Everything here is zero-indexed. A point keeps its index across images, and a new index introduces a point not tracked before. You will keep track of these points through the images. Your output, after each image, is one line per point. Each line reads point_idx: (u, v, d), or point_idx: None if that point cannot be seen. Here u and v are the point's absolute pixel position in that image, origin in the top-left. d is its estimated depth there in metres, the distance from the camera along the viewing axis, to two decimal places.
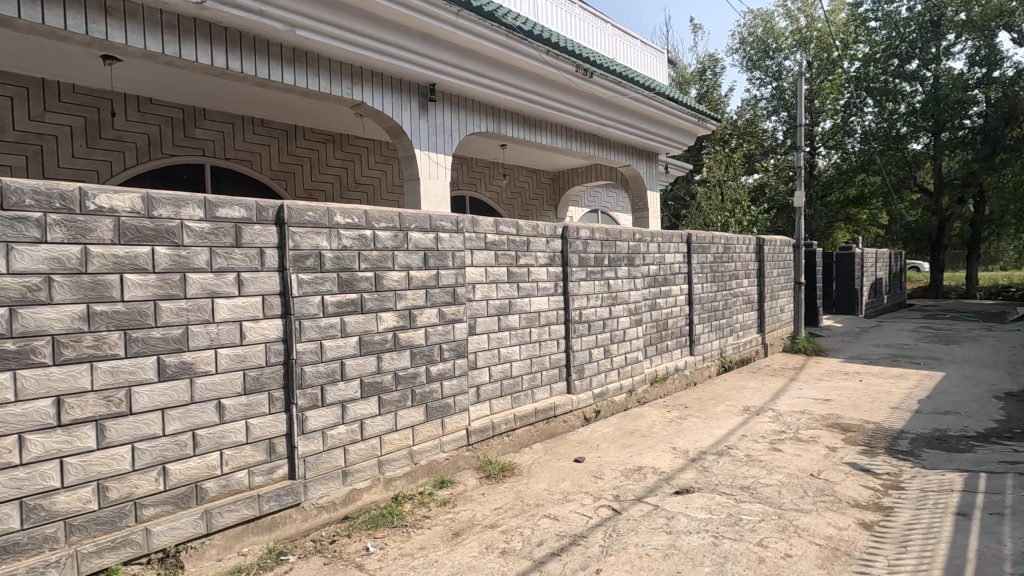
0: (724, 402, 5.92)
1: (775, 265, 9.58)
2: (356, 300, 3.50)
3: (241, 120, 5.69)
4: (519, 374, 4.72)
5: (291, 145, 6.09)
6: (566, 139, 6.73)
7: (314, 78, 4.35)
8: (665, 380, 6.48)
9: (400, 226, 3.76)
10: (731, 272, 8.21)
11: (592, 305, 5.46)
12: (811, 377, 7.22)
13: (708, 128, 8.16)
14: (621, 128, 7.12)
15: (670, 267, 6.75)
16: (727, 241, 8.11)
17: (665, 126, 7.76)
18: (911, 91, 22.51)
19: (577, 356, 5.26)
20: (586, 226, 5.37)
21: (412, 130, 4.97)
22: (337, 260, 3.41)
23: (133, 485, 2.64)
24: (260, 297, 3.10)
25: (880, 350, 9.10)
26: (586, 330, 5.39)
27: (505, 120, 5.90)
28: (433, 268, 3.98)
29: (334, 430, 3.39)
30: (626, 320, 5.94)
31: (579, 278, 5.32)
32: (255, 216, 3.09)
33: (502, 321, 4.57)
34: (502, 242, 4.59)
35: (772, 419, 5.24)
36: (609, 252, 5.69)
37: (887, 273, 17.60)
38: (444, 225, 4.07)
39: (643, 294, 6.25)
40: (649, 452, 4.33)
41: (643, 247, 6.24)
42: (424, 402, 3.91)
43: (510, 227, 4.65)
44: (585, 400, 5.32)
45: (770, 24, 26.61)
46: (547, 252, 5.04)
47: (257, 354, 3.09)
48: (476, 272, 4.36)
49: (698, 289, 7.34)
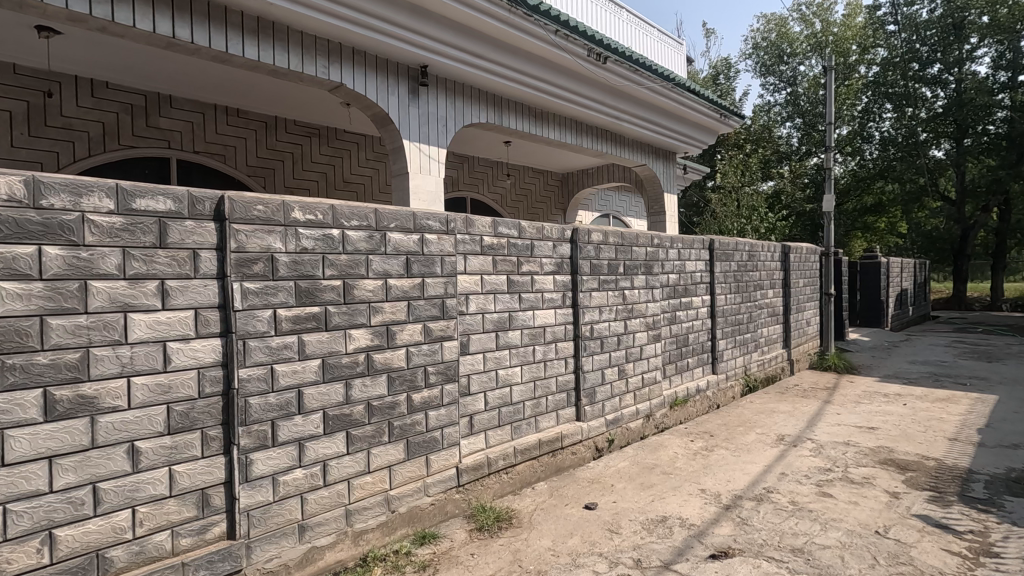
0: (754, 429, 5.22)
1: (801, 275, 8.87)
2: (319, 315, 2.87)
3: (214, 110, 5.11)
4: (520, 400, 4.05)
5: (271, 139, 5.50)
6: (576, 134, 6.09)
7: (283, 54, 3.74)
8: (685, 402, 5.78)
9: (376, 226, 3.13)
10: (756, 282, 7.52)
11: (605, 319, 4.79)
12: (848, 400, 6.49)
13: (730, 125, 7.49)
14: (637, 122, 6.48)
15: (690, 276, 6.08)
16: (752, 249, 7.44)
17: (684, 121, 7.09)
18: (933, 96, 21.70)
19: (587, 378, 4.60)
20: (598, 229, 4.73)
21: (401, 119, 4.36)
22: (294, 265, 2.78)
23: (5, 560, 2.00)
24: (191, 310, 2.47)
25: (917, 369, 8.34)
26: (599, 347, 4.72)
27: (508, 111, 5.28)
28: (418, 276, 3.34)
29: (288, 475, 2.74)
30: (643, 336, 5.27)
31: (591, 288, 4.65)
32: (186, 210, 2.46)
33: (500, 338, 3.92)
34: (502, 246, 3.94)
35: (813, 452, 4.54)
36: (624, 259, 5.04)
37: (911, 285, 16.74)
38: (432, 225, 3.43)
39: (662, 306, 5.58)
40: (674, 496, 3.64)
41: (661, 254, 5.58)
42: (405, 436, 3.26)
43: (511, 229, 4.01)
44: (596, 428, 4.64)
45: (784, 28, 25.91)
46: (555, 258, 4.39)
47: (186, 383, 2.45)
48: (470, 280, 3.72)
49: (722, 301, 6.65)
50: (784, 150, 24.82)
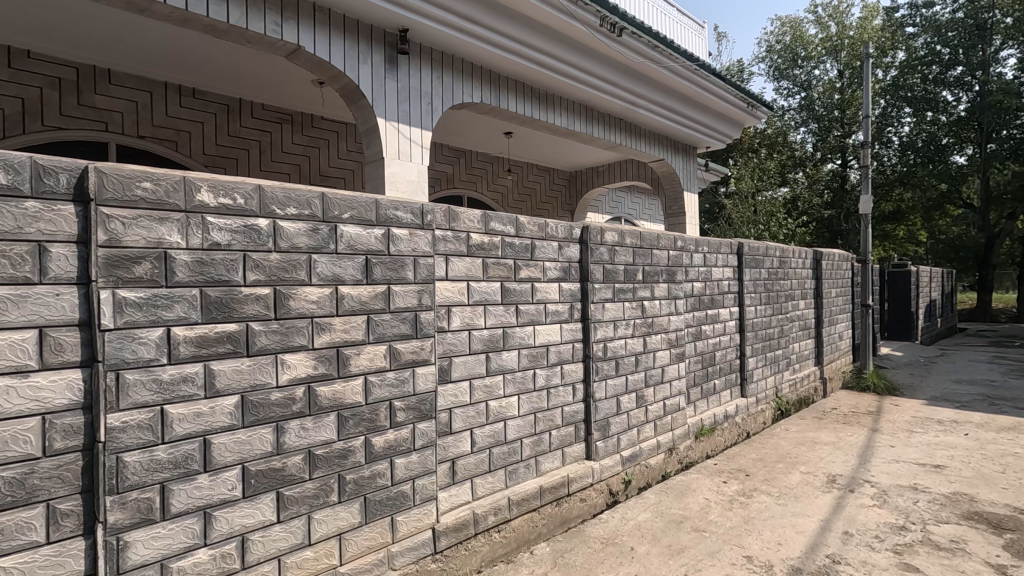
0: (797, 467, 4.39)
1: (833, 284, 8.04)
2: (236, 335, 2.10)
3: (164, 89, 4.39)
4: (517, 438, 3.27)
5: (234, 124, 4.77)
6: (586, 122, 5.32)
7: (221, 4, 2.98)
8: (712, 431, 4.97)
9: (322, 216, 2.37)
10: (787, 292, 6.71)
11: (620, 336, 4.00)
12: (897, 428, 5.65)
13: (757, 116, 6.71)
14: (654, 109, 5.71)
15: (717, 284, 5.29)
16: (783, 254, 6.64)
17: (708, 110, 6.32)
18: (954, 99, 20.81)
19: (600, 407, 3.80)
20: (612, 228, 3.96)
21: (374, 93, 3.60)
22: (201, 266, 2.02)
23: None
24: (33, 330, 1.69)
25: (967, 390, 7.46)
26: (613, 369, 3.93)
27: (506, 91, 4.52)
28: (381, 283, 2.57)
29: (186, 560, 1.96)
30: (665, 355, 4.47)
31: (604, 299, 3.87)
32: (27, 185, 1.70)
33: (491, 361, 3.14)
34: (494, 246, 3.17)
35: (877, 502, 3.71)
36: (642, 264, 4.25)
37: (938, 297, 15.80)
38: (401, 217, 2.66)
39: (685, 319, 4.79)
40: (713, 568, 2.84)
41: (685, 258, 4.80)
42: (361, 494, 2.48)
43: (506, 225, 3.24)
44: (610, 468, 3.84)
45: (798, 30, 24.69)
46: (560, 262, 3.62)
47: (20, 438, 1.67)
48: (452, 288, 2.94)
49: (751, 313, 5.84)
50: (800, 155, 23.98)
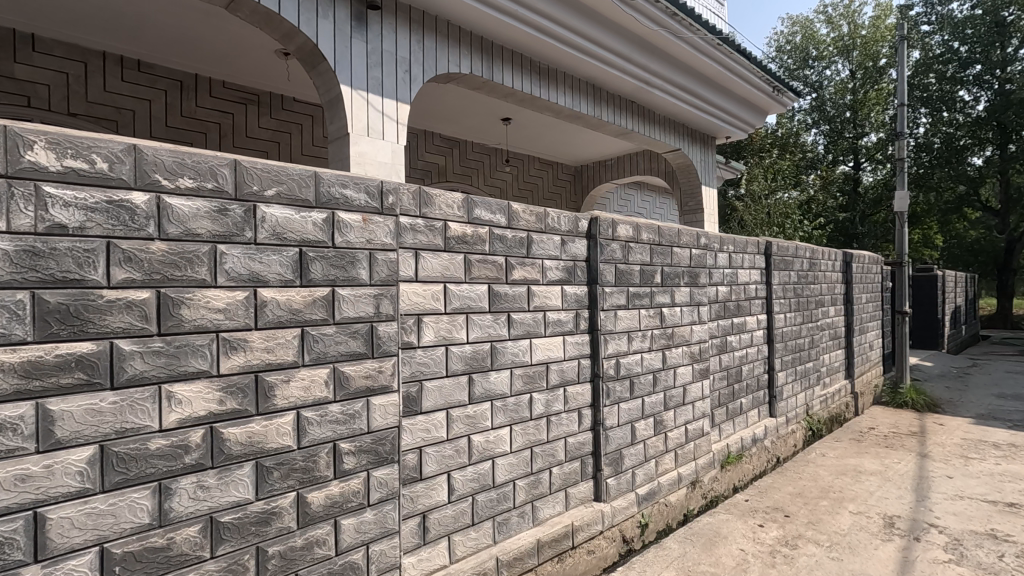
0: (845, 506, 3.70)
1: (863, 289, 7.34)
2: (93, 359, 1.45)
3: (102, 59, 3.77)
4: (508, 480, 2.61)
5: (189, 103, 4.14)
6: (594, 103, 4.68)
7: None
8: (740, 459, 4.30)
9: (234, 193, 1.72)
10: (818, 298, 6.03)
11: (635, 351, 3.34)
12: (949, 453, 4.94)
13: (784, 101, 6.03)
14: (670, 88, 5.05)
15: (743, 289, 4.63)
16: (813, 256, 5.96)
17: (730, 93, 5.65)
18: (972, 98, 19.99)
19: (611, 436, 3.14)
20: (626, 221, 3.31)
21: (338, 55, 2.97)
22: (34, 259, 1.37)
23: None
24: None
25: (1016, 407, 6.72)
26: (627, 391, 3.27)
27: (501, 63, 3.88)
28: (323, 285, 1.92)
29: None
30: (687, 371, 3.81)
31: (616, 306, 3.21)
32: None
33: (476, 385, 2.48)
34: (480, 239, 2.52)
35: (952, 556, 3.02)
36: (660, 264, 3.59)
37: (962, 304, 14.99)
38: (353, 197, 2.01)
39: (710, 329, 4.13)
40: None
41: (709, 259, 4.15)
42: (291, 571, 1.82)
43: (494, 213, 2.60)
44: (623, 510, 3.17)
45: (809, 29, 23.91)
46: (563, 261, 2.96)
47: None
48: (425, 293, 2.29)
49: (781, 321, 5.17)
50: (812, 156, 23.25)
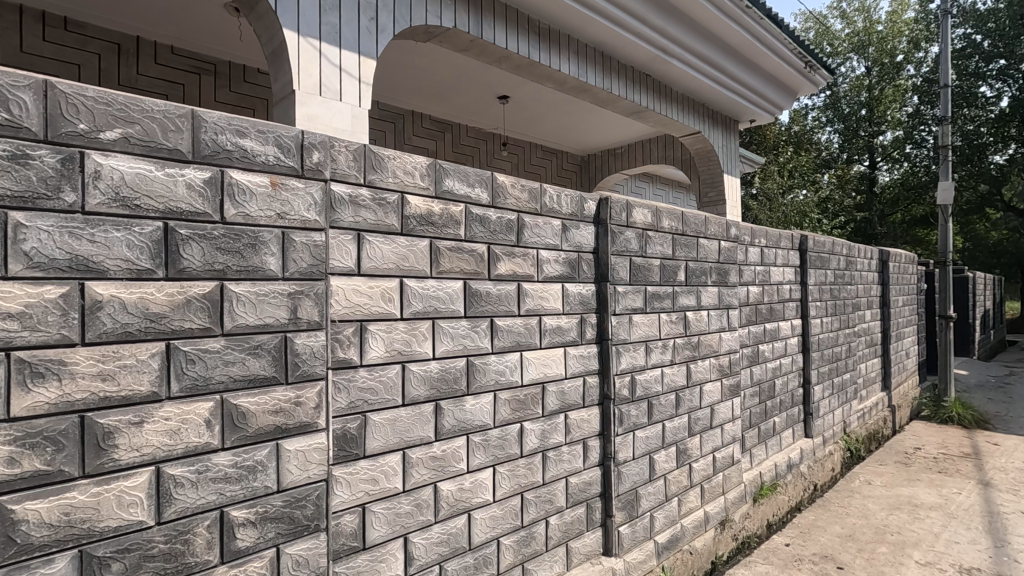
0: (909, 555, 3.05)
1: (900, 290, 6.64)
2: None
3: (18, 14, 3.16)
4: (491, 539, 1.98)
5: (129, 70, 3.55)
6: (603, 74, 4.05)
7: None
8: (775, 490, 3.64)
9: (41, 133, 1.10)
10: (855, 300, 5.36)
11: (653, 365, 2.70)
12: (1016, 481, 4.25)
13: (816, 80, 5.36)
14: (690, 60, 4.41)
15: (777, 289, 3.98)
16: (850, 253, 5.29)
17: (757, 69, 4.99)
18: (996, 94, 19.12)
19: (625, 472, 2.51)
20: (643, 204, 2.67)
21: None
22: None
23: None
24: None
25: None
26: (644, 416, 2.63)
27: (492, 18, 3.26)
28: (204, 279, 1.30)
29: None
30: (714, 387, 3.16)
31: (631, 309, 2.58)
32: None
33: (445, 416, 1.85)
34: (451, 220, 1.89)
35: None
36: (684, 259, 2.95)
37: (990, 308, 14.16)
38: (257, 151, 1.39)
39: (741, 337, 3.49)
40: None
41: (740, 253, 3.50)
42: None
43: (473, 187, 1.97)
44: (639, 566, 2.53)
45: (822, 24, 23.09)
46: (565, 252, 2.33)
47: None
48: (372, 292, 1.67)
49: (817, 327, 4.51)
50: (826, 155, 22.47)
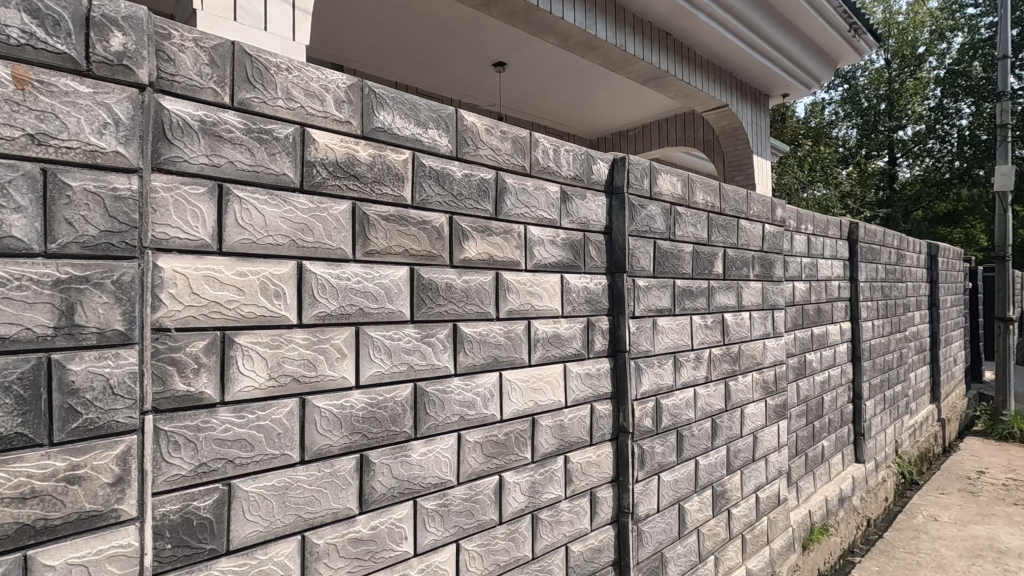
0: None
1: (948, 289, 5.90)
2: None
3: None
4: None
5: None
6: (615, 28, 3.39)
7: None
8: (826, 532, 2.97)
9: None
10: (905, 300, 4.65)
11: (684, 385, 2.04)
12: None
13: (861, 47, 4.66)
14: (718, 14, 3.73)
15: (825, 286, 3.30)
16: (900, 245, 4.58)
17: (794, 29, 4.30)
18: None
19: (647, 530, 1.85)
20: (670, 170, 2.01)
21: None
22: None
23: None
24: None
25: None
26: (672, 453, 1.97)
27: None
28: None
29: None
30: (758, 408, 2.49)
31: (655, 310, 1.92)
32: None
33: (377, 474, 1.20)
34: (390, 174, 1.25)
35: None
36: (721, 245, 2.28)
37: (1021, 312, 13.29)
38: None
39: (786, 344, 2.81)
40: None
41: (786, 241, 2.83)
42: None
43: (426, 128, 1.33)
44: None
45: None
46: (565, 230, 1.68)
47: None
48: (246, 281, 1.02)
49: (868, 332, 3.82)
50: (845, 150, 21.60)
